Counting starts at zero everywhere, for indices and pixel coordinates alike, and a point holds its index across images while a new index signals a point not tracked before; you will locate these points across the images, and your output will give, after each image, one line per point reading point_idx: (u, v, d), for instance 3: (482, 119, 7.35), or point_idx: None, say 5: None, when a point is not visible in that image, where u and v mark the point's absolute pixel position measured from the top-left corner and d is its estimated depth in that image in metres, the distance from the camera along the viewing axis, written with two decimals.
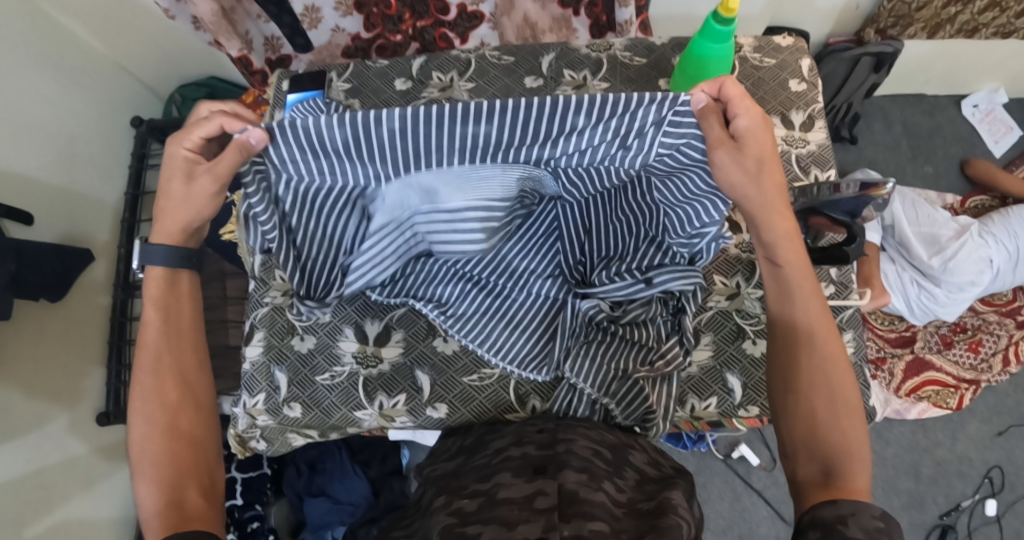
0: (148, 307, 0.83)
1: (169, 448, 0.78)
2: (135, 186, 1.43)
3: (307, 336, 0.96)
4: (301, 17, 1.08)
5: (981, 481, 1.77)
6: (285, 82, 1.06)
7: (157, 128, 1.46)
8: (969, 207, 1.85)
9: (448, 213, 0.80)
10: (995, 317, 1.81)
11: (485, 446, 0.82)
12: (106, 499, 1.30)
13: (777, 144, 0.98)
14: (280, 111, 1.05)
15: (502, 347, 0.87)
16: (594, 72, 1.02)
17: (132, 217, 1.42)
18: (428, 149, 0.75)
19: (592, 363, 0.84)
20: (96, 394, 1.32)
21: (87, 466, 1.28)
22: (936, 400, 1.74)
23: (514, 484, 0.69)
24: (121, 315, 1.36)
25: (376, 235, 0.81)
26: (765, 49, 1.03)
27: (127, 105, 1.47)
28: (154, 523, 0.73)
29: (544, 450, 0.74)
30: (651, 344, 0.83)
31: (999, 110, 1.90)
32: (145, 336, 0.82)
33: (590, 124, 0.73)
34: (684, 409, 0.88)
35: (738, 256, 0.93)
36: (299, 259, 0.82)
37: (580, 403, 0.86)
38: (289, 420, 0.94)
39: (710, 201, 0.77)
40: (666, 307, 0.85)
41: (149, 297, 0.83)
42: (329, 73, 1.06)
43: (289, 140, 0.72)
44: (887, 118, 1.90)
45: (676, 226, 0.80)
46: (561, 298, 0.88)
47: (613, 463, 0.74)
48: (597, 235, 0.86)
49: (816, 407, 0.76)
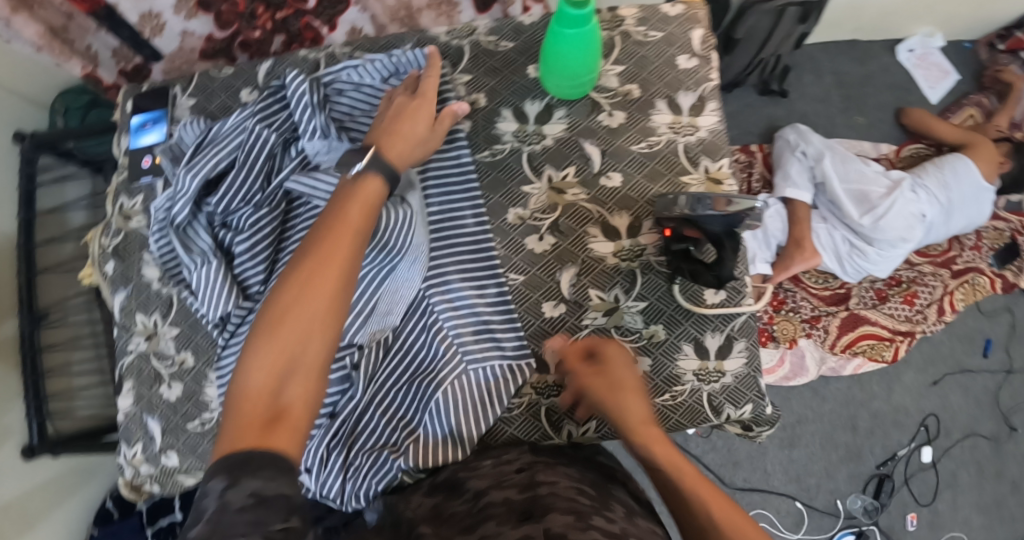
0: (350, 199, 0.69)
1: (283, 350, 0.62)
2: (27, 207, 1.25)
3: (215, 261, 0.84)
4: (139, 28, 1.02)
5: (917, 429, 1.79)
6: (130, 101, 1.02)
7: (45, 142, 1.28)
8: (906, 155, 1.79)
9: (312, 185, 0.82)
10: (930, 268, 1.79)
11: (462, 488, 0.73)
12: (48, 533, 1.26)
13: (661, 133, 0.87)
14: (125, 136, 1.02)
15: (350, 440, 0.79)
16: (454, 64, 0.90)
17: (27, 240, 1.25)
18: (261, 219, 0.84)
19: (385, 474, 0.78)
20: (17, 427, 1.22)
21: (22, 508, 1.20)
22: (872, 355, 1.72)
23: (500, 533, 0.62)
24: (31, 345, 1.22)
25: (223, 192, 0.84)
26: (651, 21, 0.92)
27: (7, 119, 1.30)
28: (240, 411, 0.59)
29: (525, 493, 0.68)
30: (431, 455, 0.79)
31: (935, 54, 1.84)
32: (332, 228, 0.67)
33: (399, 334, 0.82)
34: (561, 435, 0.82)
35: (616, 266, 0.83)
36: (256, 111, 0.87)
37: (383, 477, 0.78)
38: (168, 470, 0.93)
39: (374, 426, 0.80)
40: (436, 458, 0.79)
41: (337, 202, 0.69)
42: (173, 90, 1.01)
43: (250, 108, 0.87)
44: (818, 69, 1.81)
45: (349, 434, 0.79)
46: (395, 440, 0.80)
47: (598, 497, 0.69)
48: (365, 422, 0.79)
49: (698, 505, 0.68)
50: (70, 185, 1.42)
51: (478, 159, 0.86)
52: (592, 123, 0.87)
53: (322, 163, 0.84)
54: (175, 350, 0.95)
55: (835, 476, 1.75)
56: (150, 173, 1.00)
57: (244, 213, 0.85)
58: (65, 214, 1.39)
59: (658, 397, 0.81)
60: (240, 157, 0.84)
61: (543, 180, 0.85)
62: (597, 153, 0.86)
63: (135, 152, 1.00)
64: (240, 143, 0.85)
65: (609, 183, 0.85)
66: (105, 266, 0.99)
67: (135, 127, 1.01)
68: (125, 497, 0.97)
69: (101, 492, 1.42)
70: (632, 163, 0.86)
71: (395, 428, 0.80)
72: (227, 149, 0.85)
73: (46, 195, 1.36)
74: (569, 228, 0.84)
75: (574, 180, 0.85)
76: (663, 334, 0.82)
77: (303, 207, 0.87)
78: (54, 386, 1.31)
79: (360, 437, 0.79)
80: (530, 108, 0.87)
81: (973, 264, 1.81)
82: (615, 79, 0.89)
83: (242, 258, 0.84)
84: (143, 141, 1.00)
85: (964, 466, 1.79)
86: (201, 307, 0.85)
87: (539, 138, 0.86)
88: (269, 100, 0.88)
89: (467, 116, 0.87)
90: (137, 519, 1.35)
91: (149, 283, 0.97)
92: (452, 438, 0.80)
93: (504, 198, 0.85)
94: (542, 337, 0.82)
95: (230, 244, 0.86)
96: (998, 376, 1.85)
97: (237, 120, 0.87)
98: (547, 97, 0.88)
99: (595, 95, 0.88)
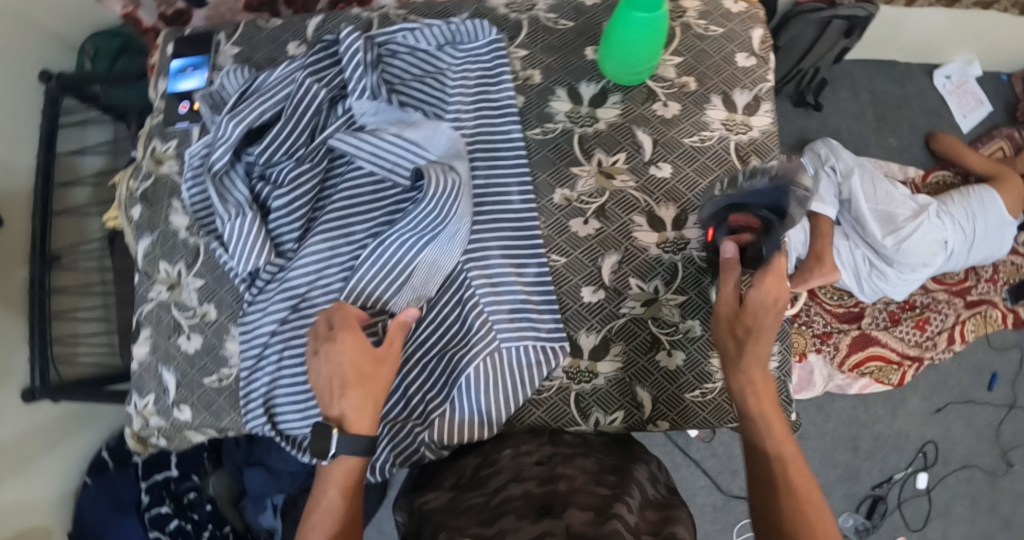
0: (327, 487, 0.73)
1: None
2: (49, 148, 1.25)
3: (250, 214, 0.82)
4: None
5: (915, 455, 1.77)
6: (172, 44, 1.00)
7: (71, 85, 1.27)
8: (931, 182, 1.77)
9: (357, 144, 0.81)
10: (945, 296, 1.75)
11: (482, 484, 0.73)
12: (41, 481, 1.22)
13: (714, 129, 0.87)
14: (164, 80, 1.00)
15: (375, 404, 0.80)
16: (512, 38, 0.89)
17: (46, 182, 1.23)
18: (300, 174, 0.83)
19: (410, 446, 0.79)
20: (18, 369, 1.19)
21: (17, 450, 1.18)
22: (879, 376, 1.70)
23: (518, 527, 0.60)
24: (40, 289, 1.21)
25: (267, 144, 0.83)
26: (712, 16, 0.91)
27: (35, 56, 1.27)
28: None
29: (545, 486, 0.68)
30: (454, 430, 0.79)
31: (971, 82, 1.82)
32: (325, 515, 0.72)
33: (432, 304, 0.82)
34: (588, 422, 0.82)
35: (659, 258, 0.84)
36: (305, 63, 0.85)
37: (409, 449, 0.80)
38: (180, 424, 0.92)
39: (404, 395, 0.81)
40: (460, 435, 0.79)
41: (324, 486, 0.73)
42: (217, 36, 0.99)
43: (299, 60, 0.85)
44: (853, 85, 1.81)
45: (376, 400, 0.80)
46: (421, 411, 0.80)
47: (617, 485, 0.69)
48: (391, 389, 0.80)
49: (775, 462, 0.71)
50: (92, 129, 1.39)
51: (528, 136, 0.86)
52: (647, 111, 0.87)
53: (371, 123, 0.82)
54: (198, 302, 0.93)
55: (830, 494, 1.75)
56: (186, 120, 0.97)
57: (286, 167, 0.84)
58: (86, 157, 1.36)
59: (689, 392, 0.82)
60: (286, 111, 0.83)
61: (593, 163, 0.85)
62: (649, 142, 0.86)
63: (172, 96, 0.98)
64: (287, 94, 0.83)
65: (657, 172, 0.85)
66: (131, 210, 0.97)
67: (174, 71, 0.99)
68: (131, 447, 0.97)
69: (97, 441, 1.36)
70: (683, 155, 0.86)
71: (423, 399, 0.81)
72: (273, 101, 0.83)
73: (66, 137, 1.33)
74: (615, 214, 0.84)
75: (624, 166, 0.85)
76: (698, 330, 0.83)
77: (345, 166, 0.85)
78: (59, 330, 1.28)
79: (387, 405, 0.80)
80: (586, 90, 0.87)
81: (986, 296, 1.77)
82: (673, 70, 0.88)
83: (277, 213, 0.83)
84: (182, 85, 0.98)
85: (958, 496, 1.78)
86: (231, 262, 0.84)
87: (592, 121, 0.86)
88: (322, 53, 0.86)
89: (520, 91, 0.87)
90: (134, 471, 1.31)
91: (176, 231, 0.95)
92: (478, 416, 0.79)
93: (552, 177, 0.85)
94: (577, 321, 0.83)
95: (267, 197, 0.84)
96: (1001, 410, 1.82)
97: (284, 71, 0.84)
98: (603, 80, 0.88)
99: (652, 83, 0.87)
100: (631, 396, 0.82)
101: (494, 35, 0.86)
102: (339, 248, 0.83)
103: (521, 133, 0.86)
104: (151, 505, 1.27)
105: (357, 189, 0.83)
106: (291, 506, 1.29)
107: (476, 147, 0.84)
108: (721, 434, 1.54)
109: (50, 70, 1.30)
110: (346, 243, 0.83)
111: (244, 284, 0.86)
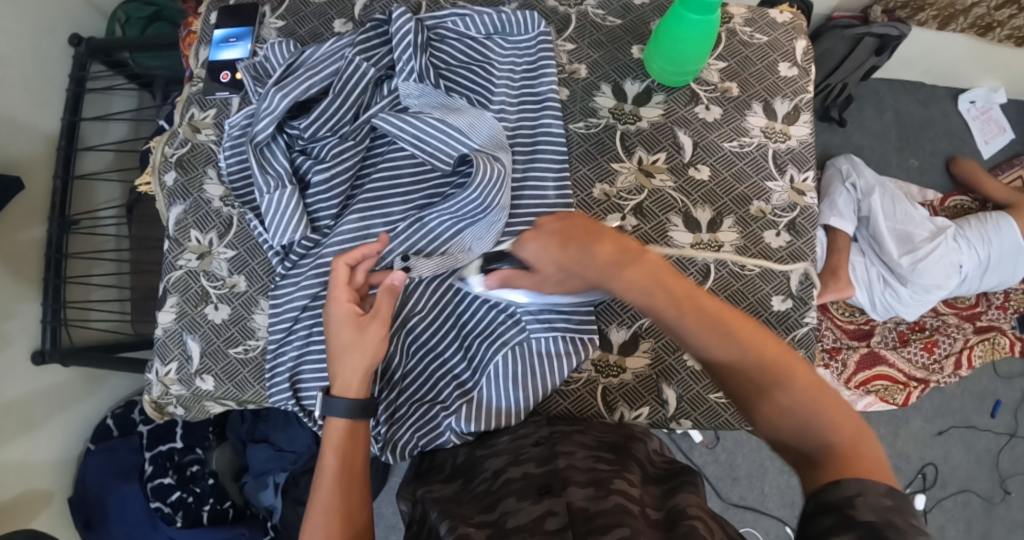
0: (325, 449, 0.75)
1: None
2: (74, 111, 1.25)
3: (290, 187, 0.82)
4: None
5: (914, 476, 1.74)
6: (215, 14, 1.01)
7: (100, 50, 1.28)
8: (948, 206, 1.77)
9: (401, 124, 0.82)
10: (954, 320, 1.75)
11: (480, 468, 0.74)
12: (45, 441, 1.21)
13: (754, 135, 0.88)
14: (206, 49, 1.00)
15: (407, 385, 0.83)
16: (559, 30, 0.91)
17: (69, 146, 1.23)
18: (341, 151, 0.84)
19: (438, 428, 0.81)
20: (31, 330, 1.19)
21: (25, 410, 1.17)
22: (884, 395, 1.68)
23: (519, 508, 0.63)
24: (57, 252, 1.21)
25: (312, 119, 0.84)
26: (758, 24, 0.92)
27: (66, 17, 1.28)
28: None
29: (545, 466, 0.69)
30: (479, 417, 0.80)
31: (995, 110, 1.83)
32: (323, 473, 0.73)
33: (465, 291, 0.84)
34: (613, 416, 0.85)
35: (693, 258, 0.84)
36: (355, 42, 0.86)
37: (437, 432, 0.81)
38: (201, 393, 0.92)
39: (440, 381, 0.83)
40: (483, 421, 0.80)
41: (327, 444, 0.75)
42: (262, 8, 1.00)
43: (349, 37, 0.87)
44: (879, 104, 1.81)
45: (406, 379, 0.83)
46: (447, 398, 0.82)
47: (617, 461, 0.70)
48: (423, 372, 0.83)
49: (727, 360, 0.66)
50: (117, 97, 1.39)
51: (572, 129, 0.88)
52: (689, 113, 0.88)
53: (417, 106, 0.84)
54: (228, 272, 0.93)
55: None
56: (227, 89, 0.98)
57: (329, 143, 0.85)
58: (108, 124, 1.36)
59: (712, 393, 0.85)
60: (334, 88, 0.84)
61: (633, 161, 0.86)
62: (689, 143, 0.87)
63: (214, 64, 0.98)
64: (336, 70, 0.84)
65: (695, 175, 0.86)
66: (165, 176, 0.97)
67: (217, 40, 0.99)
68: (148, 414, 0.97)
69: (103, 409, 1.35)
70: (722, 159, 0.87)
71: (456, 385, 0.82)
72: (320, 76, 0.84)
73: (93, 103, 1.33)
74: (652, 212, 0.85)
75: (663, 165, 0.86)
76: None
77: (387, 146, 0.86)
78: (73, 294, 1.27)
79: (420, 389, 0.83)
80: (630, 88, 0.89)
81: (996, 323, 1.75)
82: (716, 74, 0.89)
83: (317, 189, 0.84)
84: (224, 55, 0.98)
85: (955, 519, 1.74)
86: (267, 235, 0.84)
87: (634, 119, 0.88)
88: (374, 33, 0.87)
89: (565, 84, 0.89)
90: (138, 440, 1.31)
91: (210, 200, 0.95)
92: (504, 402, 0.80)
93: (592, 172, 0.86)
94: (609, 316, 0.87)
95: (307, 172, 0.85)
96: (1001, 438, 1.79)
97: (333, 47, 0.86)
98: (648, 80, 0.89)
99: (695, 86, 0.89)
100: (657, 394, 0.85)
101: (542, 27, 0.87)
102: (375, 227, 0.83)
103: (565, 126, 0.88)
104: (156, 475, 1.27)
105: (398, 170, 0.85)
106: (291, 486, 1.29)
107: (520, 138, 0.86)
108: (725, 441, 1.54)
109: (80, 34, 1.30)
110: (382, 223, 0.83)
111: (276, 259, 0.87)
